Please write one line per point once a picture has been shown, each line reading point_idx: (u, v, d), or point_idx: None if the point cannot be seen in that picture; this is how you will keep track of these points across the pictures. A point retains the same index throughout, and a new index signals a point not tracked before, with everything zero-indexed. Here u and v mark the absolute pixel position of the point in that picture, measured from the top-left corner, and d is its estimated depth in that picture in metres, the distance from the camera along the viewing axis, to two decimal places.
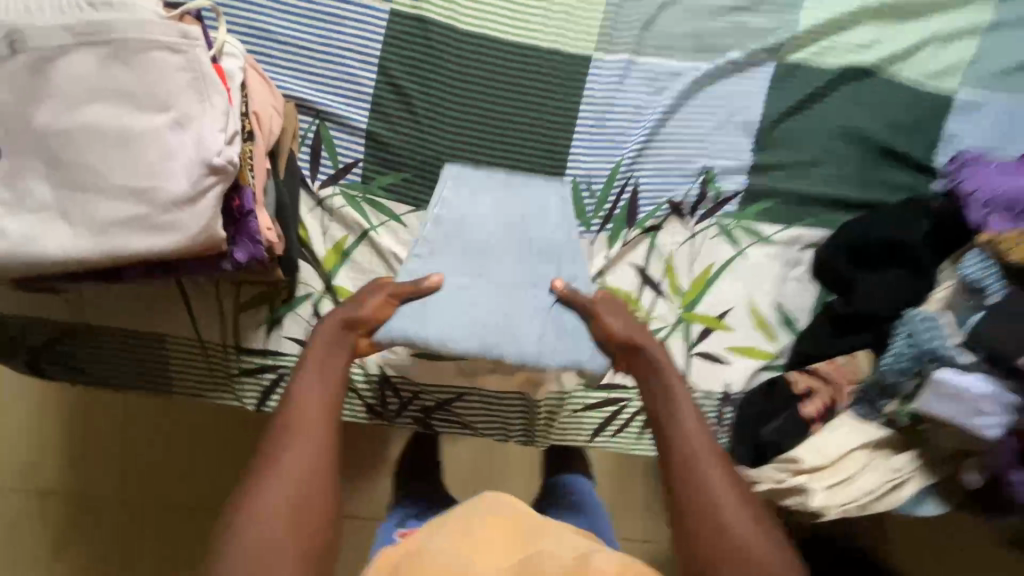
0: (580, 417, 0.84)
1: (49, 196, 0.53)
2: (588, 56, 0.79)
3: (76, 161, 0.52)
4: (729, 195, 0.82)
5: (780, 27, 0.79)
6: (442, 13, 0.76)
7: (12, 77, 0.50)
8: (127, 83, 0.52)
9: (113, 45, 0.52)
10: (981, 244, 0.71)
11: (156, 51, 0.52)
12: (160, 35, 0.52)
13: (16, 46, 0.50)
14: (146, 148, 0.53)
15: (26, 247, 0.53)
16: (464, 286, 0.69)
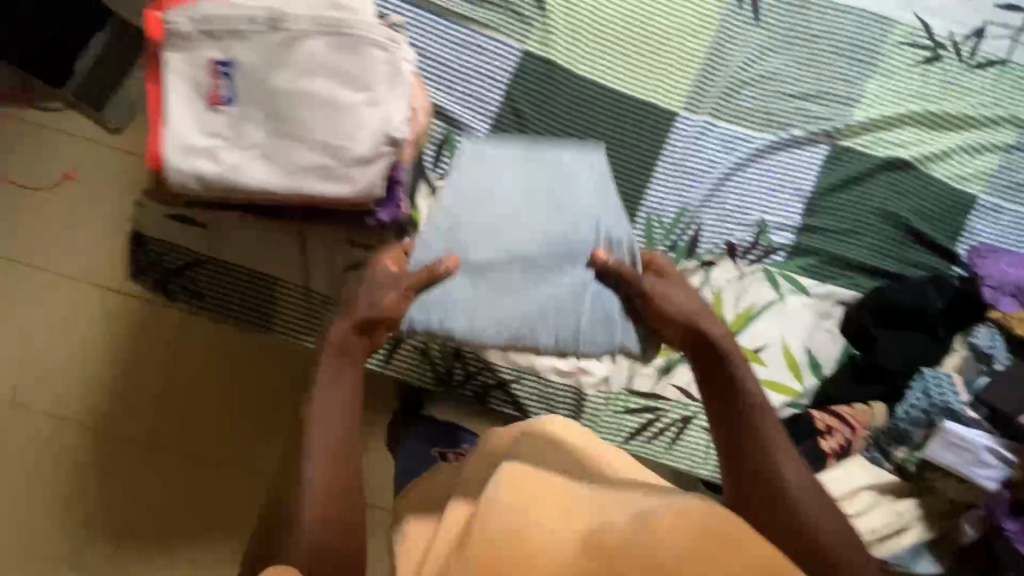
0: (621, 419, 0.94)
1: (261, 138, 0.67)
2: (676, 112, 0.94)
3: (293, 116, 0.67)
4: (777, 247, 0.95)
5: (837, 118, 0.95)
6: (564, 59, 0.93)
7: (268, 48, 0.66)
8: (345, 66, 0.67)
9: (342, 35, 0.67)
10: (992, 320, 0.87)
11: (372, 47, 0.67)
12: (378, 35, 0.67)
13: (274, 24, 0.66)
14: (346, 116, 0.67)
15: (231, 174, 0.67)
16: (483, 247, 0.74)
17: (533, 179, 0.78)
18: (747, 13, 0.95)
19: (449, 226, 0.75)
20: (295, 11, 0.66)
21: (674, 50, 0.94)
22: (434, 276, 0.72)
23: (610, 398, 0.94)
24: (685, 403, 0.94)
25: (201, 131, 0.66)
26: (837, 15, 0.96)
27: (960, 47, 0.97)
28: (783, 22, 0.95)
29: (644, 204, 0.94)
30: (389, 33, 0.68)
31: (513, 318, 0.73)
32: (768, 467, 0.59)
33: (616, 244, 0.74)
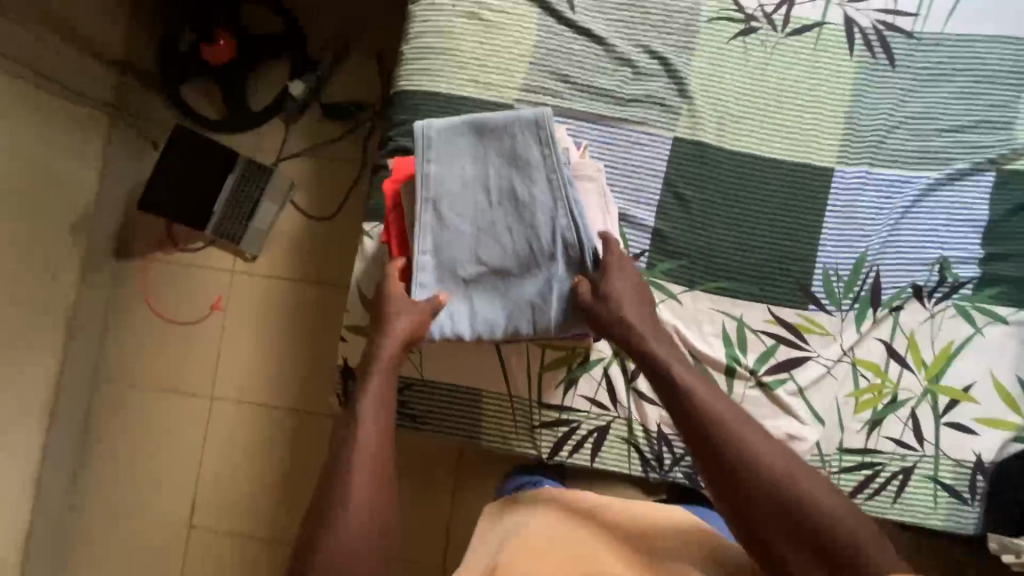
0: (838, 479, 0.93)
1: (477, 294, 0.86)
2: (832, 167, 0.96)
3: (484, 271, 0.85)
4: (965, 281, 0.94)
5: (997, 143, 0.95)
6: (714, 138, 0.97)
7: (453, 227, 0.84)
8: (503, 219, 0.83)
9: (496, 197, 0.84)
10: None
11: (518, 197, 0.83)
12: (519, 186, 0.83)
13: (447, 206, 0.83)
14: (514, 259, 0.84)
15: (475, 325, 0.86)
16: (483, 268, 0.84)
17: (489, 194, 0.84)
18: (882, 61, 0.98)
19: (439, 248, 0.84)
20: (457, 192, 0.83)
21: (817, 109, 0.97)
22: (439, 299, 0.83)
23: (823, 459, 0.94)
24: (902, 452, 0.93)
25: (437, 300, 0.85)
26: (974, 46, 0.97)
27: None
28: (919, 64, 0.97)
29: (819, 260, 0.95)
30: (524, 178, 0.83)
31: (498, 316, 0.86)
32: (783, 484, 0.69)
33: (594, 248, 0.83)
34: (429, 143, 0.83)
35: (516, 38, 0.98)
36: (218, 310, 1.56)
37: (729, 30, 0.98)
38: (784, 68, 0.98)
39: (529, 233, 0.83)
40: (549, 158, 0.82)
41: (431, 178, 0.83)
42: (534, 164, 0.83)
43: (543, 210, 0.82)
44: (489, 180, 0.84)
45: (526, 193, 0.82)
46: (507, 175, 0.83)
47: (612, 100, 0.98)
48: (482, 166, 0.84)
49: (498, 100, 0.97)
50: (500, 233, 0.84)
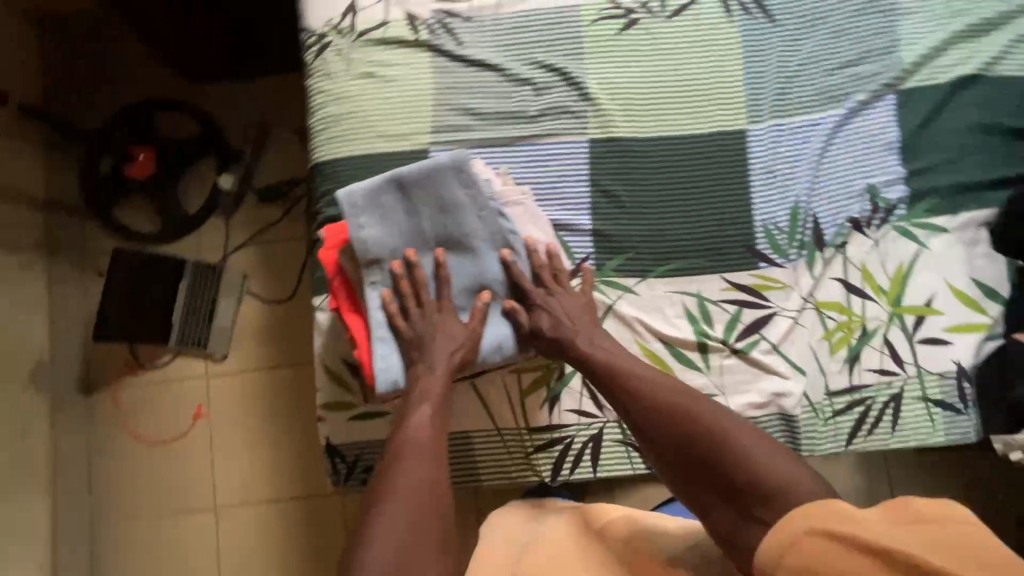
0: (836, 423, 0.94)
1: None
2: (745, 129, 0.99)
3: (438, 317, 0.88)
4: (896, 202, 0.97)
5: (888, 68, 0.99)
6: (627, 130, 1.00)
7: (400, 284, 0.86)
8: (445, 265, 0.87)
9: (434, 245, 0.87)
10: None
11: (456, 240, 0.86)
12: (455, 231, 0.86)
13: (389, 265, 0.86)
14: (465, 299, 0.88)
15: None
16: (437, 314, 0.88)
17: (427, 243, 0.87)
18: (763, 20, 1.02)
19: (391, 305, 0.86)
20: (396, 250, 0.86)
21: (714, 78, 1.01)
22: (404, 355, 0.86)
23: (816, 407, 0.94)
24: (886, 380, 0.94)
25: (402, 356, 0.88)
26: None
27: None
28: (795, 14, 1.01)
29: (756, 218, 0.97)
30: (457, 223, 0.86)
31: None
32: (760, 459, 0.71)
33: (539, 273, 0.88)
34: (358, 210, 0.84)
35: (415, 86, 1.00)
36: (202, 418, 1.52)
37: (613, 28, 1.02)
38: (673, 49, 1.02)
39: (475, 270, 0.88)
40: (477, 197, 0.86)
41: (366, 243, 0.85)
42: (465, 205, 0.85)
43: (483, 247, 0.87)
44: (423, 231, 0.86)
45: (463, 235, 0.86)
46: (441, 223, 0.86)
47: (521, 120, 1.00)
48: (414, 219, 0.86)
49: (413, 149, 0.99)
50: (447, 278, 0.87)
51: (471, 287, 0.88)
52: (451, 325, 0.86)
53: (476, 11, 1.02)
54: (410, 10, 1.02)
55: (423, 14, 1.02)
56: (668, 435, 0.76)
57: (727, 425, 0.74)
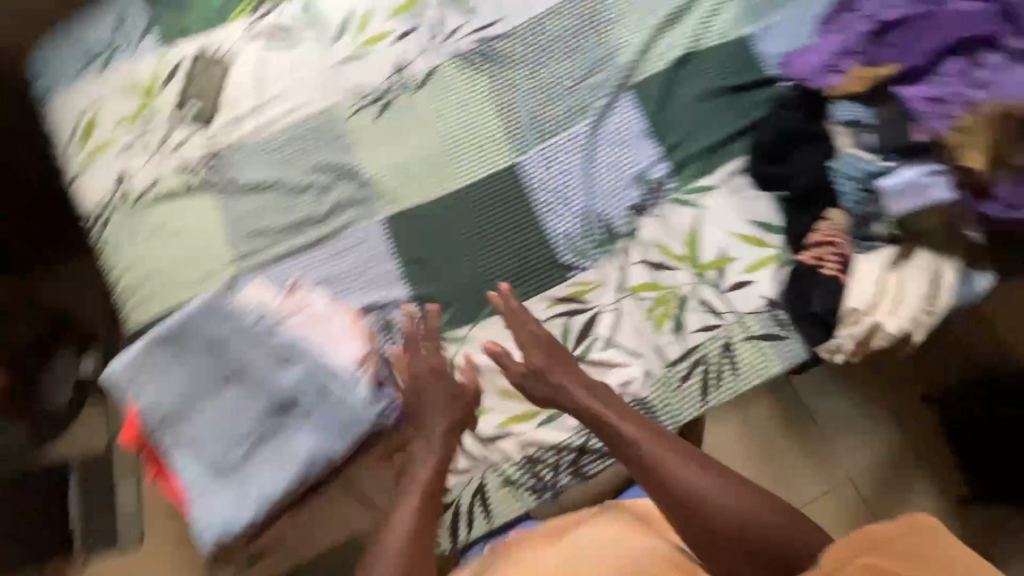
0: (684, 388, 1.01)
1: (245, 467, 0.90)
2: (514, 163, 1.09)
3: (236, 443, 0.91)
4: (663, 178, 1.07)
5: (614, 72, 1.12)
6: (414, 199, 1.06)
7: (190, 428, 0.92)
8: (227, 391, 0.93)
9: (212, 378, 0.93)
10: (845, 98, 0.94)
11: (228, 364, 0.93)
12: (225, 358, 0.93)
13: (173, 417, 0.92)
14: (251, 415, 0.92)
15: (259, 493, 0.88)
16: (236, 438, 0.91)
17: (201, 381, 0.93)
18: (499, 64, 1.12)
19: (189, 450, 0.91)
20: (174, 400, 0.93)
21: (474, 128, 1.10)
22: (212, 495, 0.90)
23: (663, 382, 1.00)
24: (712, 333, 1.02)
25: (215, 496, 0.89)
26: (552, 16, 1.14)
27: None
28: (524, 51, 1.12)
29: (553, 236, 1.06)
30: (221, 350, 0.94)
31: (280, 472, 0.89)
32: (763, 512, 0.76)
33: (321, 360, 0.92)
34: (124, 382, 0.92)
35: (205, 226, 1.04)
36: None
37: (371, 114, 1.10)
38: (430, 115, 1.10)
39: (257, 386, 0.92)
40: (231, 321, 0.94)
41: (145, 406, 0.92)
42: (222, 334, 0.94)
43: (255, 359, 0.93)
44: (195, 372, 0.93)
45: (235, 357, 0.93)
46: (207, 357, 0.94)
47: (314, 223, 1.05)
48: (180, 363, 0.93)
49: (221, 284, 1.02)
50: (235, 402, 0.92)
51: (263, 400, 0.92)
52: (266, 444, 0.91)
53: (242, 140, 1.08)
54: (182, 159, 1.07)
55: (194, 158, 1.07)
56: (698, 506, 0.78)
57: (750, 505, 0.76)
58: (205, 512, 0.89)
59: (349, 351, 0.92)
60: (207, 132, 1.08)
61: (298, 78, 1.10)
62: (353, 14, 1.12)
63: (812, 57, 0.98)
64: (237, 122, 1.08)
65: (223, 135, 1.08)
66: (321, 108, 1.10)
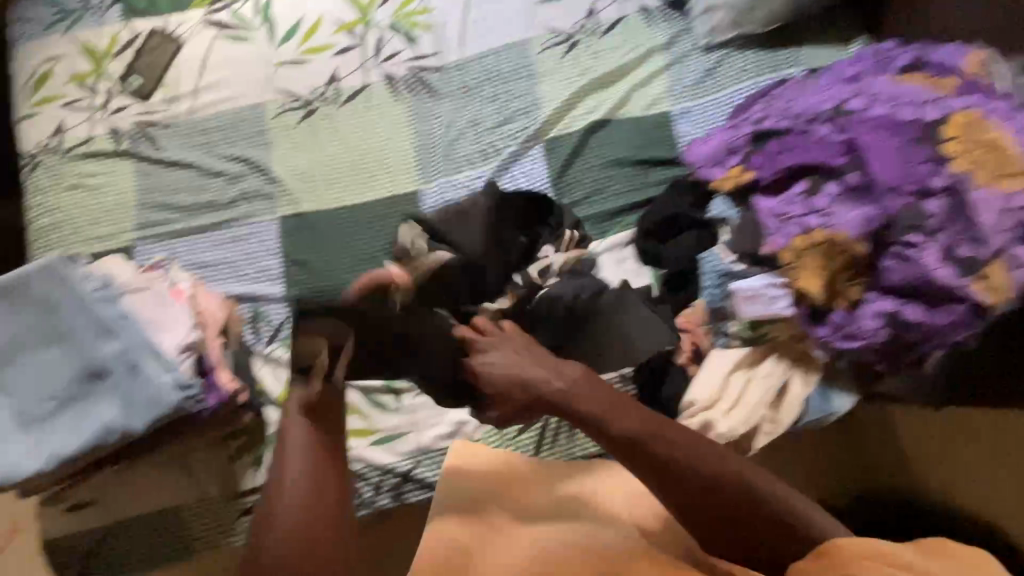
0: (519, 442, 1.02)
1: (29, 434, 0.79)
2: (416, 190, 1.13)
3: (31, 401, 0.79)
4: None
5: (532, 123, 1.15)
6: (312, 204, 1.12)
7: None
8: (29, 345, 0.79)
9: (14, 331, 0.79)
10: (718, 193, 0.93)
11: (35, 307, 0.79)
12: (32, 300, 0.79)
13: None
14: (47, 381, 0.79)
15: (23, 471, 0.77)
16: (24, 399, 0.79)
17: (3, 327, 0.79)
18: (425, 95, 1.17)
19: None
20: None
21: (388, 150, 1.15)
22: None
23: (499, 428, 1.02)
24: None
25: (14, 451, 0.78)
26: (486, 58, 1.18)
27: (585, 26, 1.19)
28: (452, 86, 1.17)
29: None
30: (48, 288, 0.79)
31: (68, 444, 0.78)
32: (658, 445, 0.80)
33: (137, 340, 0.81)
34: None
35: (120, 191, 1.12)
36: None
37: (294, 117, 1.16)
38: (348, 129, 1.16)
39: (46, 351, 0.79)
40: (37, 284, 0.79)
41: None
42: (42, 296, 0.79)
43: (71, 320, 0.79)
44: None
45: (54, 317, 0.79)
46: (25, 293, 0.79)
47: (217, 208, 1.11)
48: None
49: (122, 246, 1.09)
50: (25, 358, 0.79)
51: (76, 371, 0.79)
52: (65, 422, 0.79)
53: (174, 121, 1.16)
54: (112, 126, 1.15)
55: (125, 127, 1.15)
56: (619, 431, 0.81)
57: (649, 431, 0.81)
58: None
59: (181, 334, 0.85)
60: (143, 107, 1.16)
61: (242, 70, 1.17)
62: (302, 24, 1.19)
63: (702, 148, 0.98)
64: (172, 101, 1.16)
65: (159, 110, 1.16)
66: (250, 102, 1.16)
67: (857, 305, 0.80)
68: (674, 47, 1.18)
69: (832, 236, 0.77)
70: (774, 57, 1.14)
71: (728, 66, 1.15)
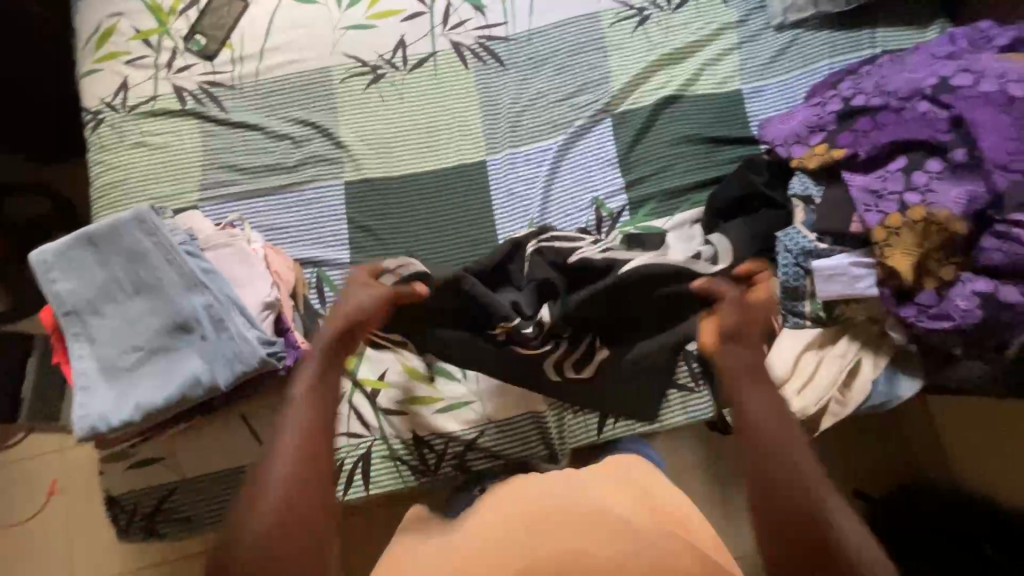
0: (584, 415, 1.01)
1: (110, 386, 0.77)
2: (483, 160, 1.12)
3: (116, 351, 0.78)
4: (618, 211, 1.09)
5: (602, 97, 1.14)
6: (378, 170, 1.11)
7: (69, 324, 0.78)
8: (119, 296, 0.79)
9: (105, 281, 0.79)
10: (800, 170, 0.92)
11: (128, 257, 0.80)
12: (124, 250, 0.80)
13: (61, 308, 0.78)
14: (135, 332, 0.79)
15: (105, 422, 0.76)
16: (110, 349, 0.78)
17: (93, 276, 0.79)
18: (494, 64, 1.16)
19: (75, 348, 0.78)
20: (67, 288, 0.78)
21: (454, 118, 1.14)
22: (72, 399, 0.77)
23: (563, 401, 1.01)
24: None
25: (98, 401, 0.76)
26: (555, 29, 1.17)
27: (656, 0, 1.18)
28: (521, 57, 1.17)
29: (499, 237, 1.09)
30: (140, 238, 0.80)
31: (151, 396, 0.76)
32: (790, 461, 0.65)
33: (223, 294, 0.81)
34: (44, 265, 0.78)
35: (184, 150, 1.11)
36: (54, 498, 1.36)
37: (362, 82, 1.15)
38: (415, 96, 1.14)
39: (136, 303, 0.79)
40: (129, 234, 0.80)
41: (42, 278, 0.78)
42: (135, 246, 0.80)
43: (161, 271, 0.79)
44: (73, 273, 0.79)
45: (145, 267, 0.79)
46: (119, 243, 0.80)
47: (283, 171, 1.10)
48: (90, 241, 0.79)
49: (187, 205, 1.08)
50: (114, 308, 0.79)
51: (163, 322, 0.79)
52: (148, 373, 0.78)
53: (240, 81, 1.15)
54: (177, 84, 1.14)
55: (189, 86, 1.14)
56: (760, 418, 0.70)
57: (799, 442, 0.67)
58: (77, 407, 0.76)
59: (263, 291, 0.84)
60: (207, 66, 1.15)
61: (310, 33, 1.16)
62: None
63: (782, 125, 0.97)
64: (238, 61, 1.15)
65: (226, 70, 1.15)
66: (317, 65, 1.15)
67: (948, 286, 0.80)
68: (747, 26, 1.16)
69: (931, 213, 0.77)
70: (850, 39, 1.12)
71: (802, 45, 1.14)
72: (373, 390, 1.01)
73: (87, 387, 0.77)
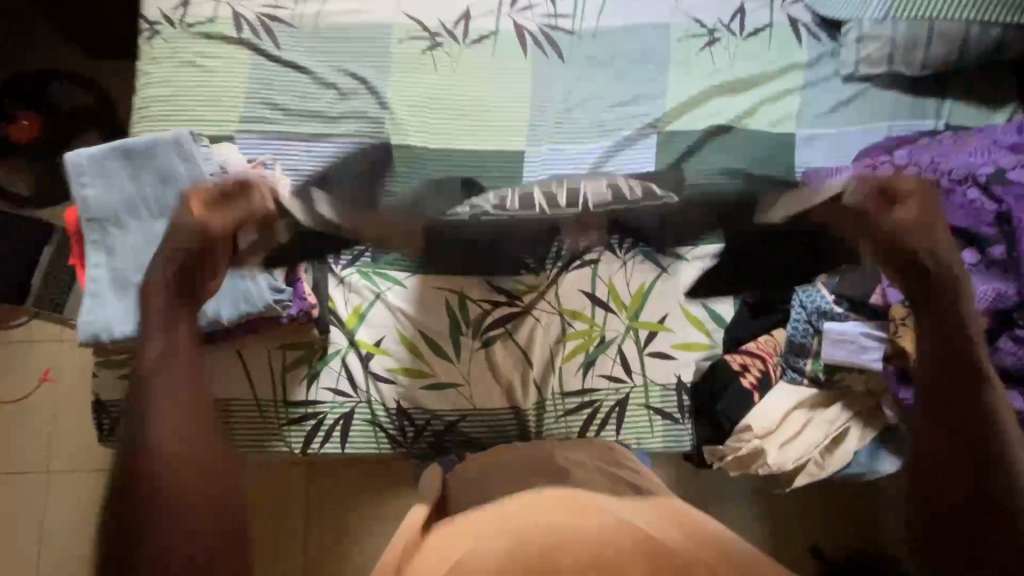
0: (566, 422, 1.02)
1: (120, 298, 0.79)
2: (522, 149, 1.11)
3: (131, 266, 0.79)
4: None
5: (652, 112, 1.12)
6: (418, 138, 1.11)
7: (93, 232, 0.80)
8: (143, 214, 0.80)
9: (132, 195, 0.80)
10: None
11: (158, 176, 0.80)
12: (155, 169, 0.80)
13: (86, 215, 0.79)
14: (152, 253, 0.80)
15: (108, 334, 0.77)
16: (125, 264, 0.79)
17: (121, 189, 0.80)
18: (552, 56, 1.14)
19: (97, 258, 0.80)
20: (96, 197, 0.79)
21: (503, 101, 1.13)
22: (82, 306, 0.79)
23: (548, 406, 1.02)
24: (615, 387, 1.02)
25: (104, 313, 0.78)
26: (621, 34, 1.15)
27: (729, 24, 1.15)
28: (581, 55, 1.15)
29: None
30: (172, 160, 0.80)
31: None
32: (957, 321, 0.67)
33: None
34: (79, 170, 0.79)
35: (232, 78, 1.12)
36: (43, 387, 1.39)
37: (417, 47, 1.14)
38: (469, 71, 1.13)
39: (158, 223, 0.80)
40: (163, 155, 0.80)
41: (77, 182, 0.79)
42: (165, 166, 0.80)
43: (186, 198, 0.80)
44: (103, 181, 0.80)
45: (171, 190, 0.80)
46: (151, 161, 0.80)
47: (322, 119, 1.10)
48: (125, 154, 0.80)
49: (225, 135, 1.09)
50: (136, 225, 0.80)
51: None
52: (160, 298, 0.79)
53: (299, 21, 1.14)
54: (237, 11, 1.14)
55: (248, 14, 1.14)
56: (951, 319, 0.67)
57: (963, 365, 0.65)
58: (85, 312, 0.78)
59: (283, 240, 0.85)
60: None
61: None
62: None
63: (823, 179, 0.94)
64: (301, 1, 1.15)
65: (288, 7, 1.15)
66: (379, 21, 1.15)
67: None
68: (814, 69, 1.14)
69: None
70: (915, 105, 1.10)
71: (864, 103, 1.12)
72: (368, 353, 1.02)
73: (99, 296, 0.78)
